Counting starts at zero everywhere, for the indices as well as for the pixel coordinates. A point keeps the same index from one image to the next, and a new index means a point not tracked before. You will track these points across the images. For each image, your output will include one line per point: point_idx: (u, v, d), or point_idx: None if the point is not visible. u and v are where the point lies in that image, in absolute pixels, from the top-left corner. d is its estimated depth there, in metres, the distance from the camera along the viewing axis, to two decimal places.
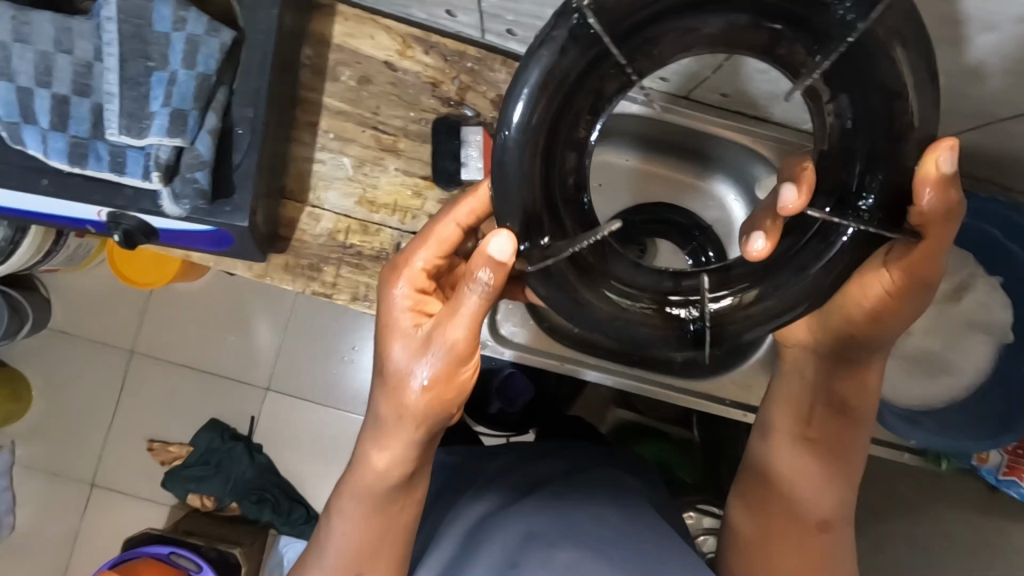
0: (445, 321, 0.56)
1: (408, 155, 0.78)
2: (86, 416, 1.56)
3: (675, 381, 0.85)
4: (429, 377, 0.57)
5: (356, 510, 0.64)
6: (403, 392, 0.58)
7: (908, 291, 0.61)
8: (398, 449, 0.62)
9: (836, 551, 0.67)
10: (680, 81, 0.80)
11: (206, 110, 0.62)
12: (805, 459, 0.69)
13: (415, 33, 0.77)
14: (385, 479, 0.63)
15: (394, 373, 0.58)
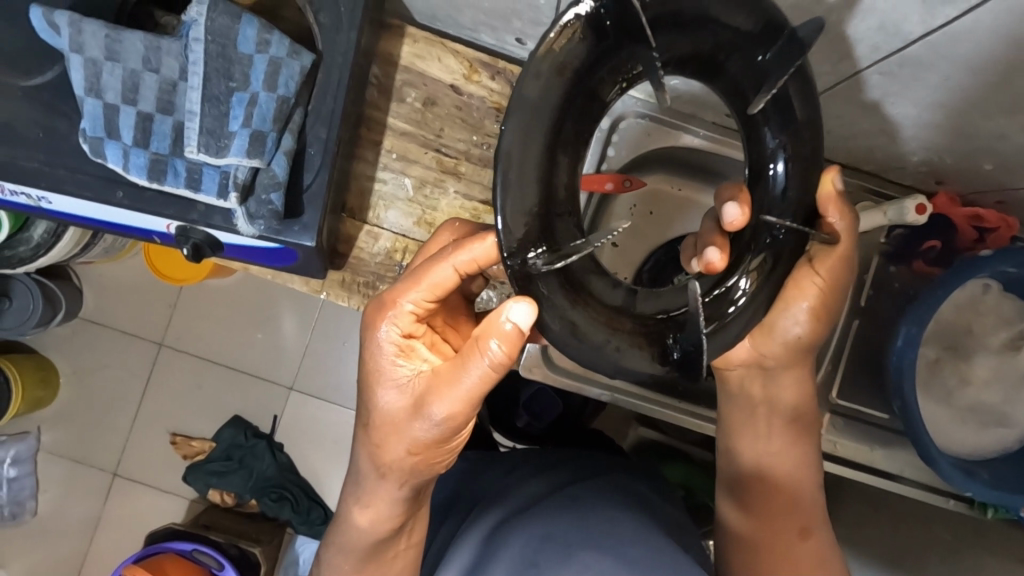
0: (434, 397, 0.55)
1: (468, 178, 0.79)
2: (114, 406, 1.58)
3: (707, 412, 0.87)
4: (416, 442, 0.57)
5: (347, 563, 0.66)
6: (387, 455, 0.59)
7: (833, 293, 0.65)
8: (381, 503, 0.63)
9: (826, 557, 0.65)
10: None
11: (283, 132, 0.63)
12: (768, 467, 0.70)
13: (482, 58, 0.78)
14: (369, 534, 0.65)
15: (381, 431, 0.58)
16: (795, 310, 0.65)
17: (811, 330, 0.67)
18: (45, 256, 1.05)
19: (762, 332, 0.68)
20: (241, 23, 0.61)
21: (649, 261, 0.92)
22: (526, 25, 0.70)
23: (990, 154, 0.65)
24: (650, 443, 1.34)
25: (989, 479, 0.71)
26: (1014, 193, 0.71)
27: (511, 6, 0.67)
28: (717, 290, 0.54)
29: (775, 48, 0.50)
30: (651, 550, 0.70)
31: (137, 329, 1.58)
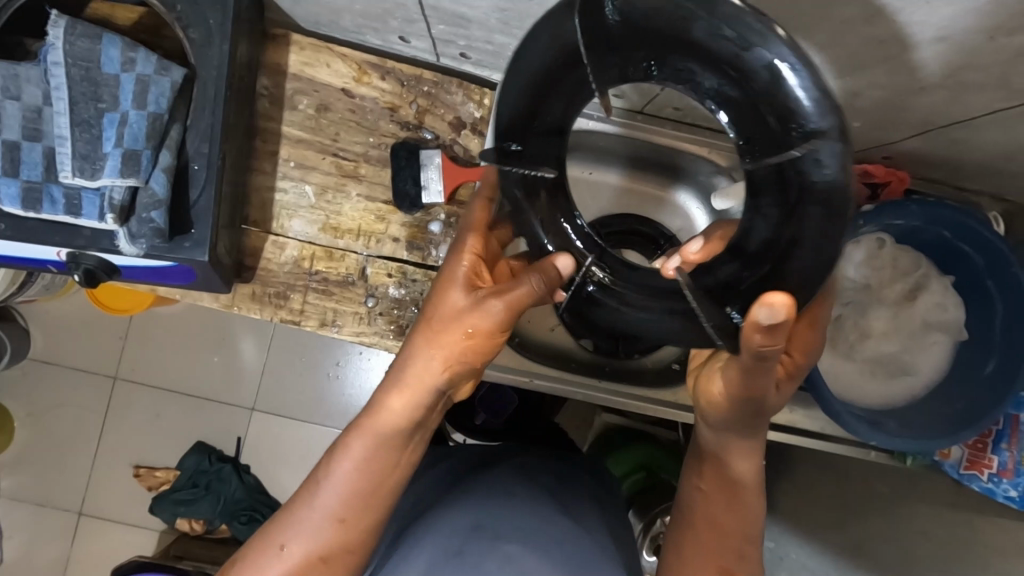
0: (500, 287, 0.55)
1: (370, 181, 0.79)
2: (70, 446, 1.55)
3: (642, 390, 0.88)
4: (474, 329, 0.55)
5: (366, 461, 0.56)
6: (445, 342, 0.56)
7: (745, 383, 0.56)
8: (416, 390, 0.56)
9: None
10: (634, 98, 0.76)
11: (160, 149, 0.63)
12: (700, 523, 0.60)
13: (371, 59, 0.78)
14: (395, 427, 0.56)
15: (443, 326, 0.56)
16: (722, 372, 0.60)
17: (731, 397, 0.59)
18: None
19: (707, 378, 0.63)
20: (103, 44, 0.61)
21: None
22: (402, 24, 0.70)
23: (861, 114, 0.66)
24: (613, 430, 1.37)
25: (896, 427, 0.72)
26: (895, 148, 0.73)
27: (381, 6, 0.67)
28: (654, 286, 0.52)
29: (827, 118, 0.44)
30: (580, 540, 0.71)
31: (87, 364, 1.56)
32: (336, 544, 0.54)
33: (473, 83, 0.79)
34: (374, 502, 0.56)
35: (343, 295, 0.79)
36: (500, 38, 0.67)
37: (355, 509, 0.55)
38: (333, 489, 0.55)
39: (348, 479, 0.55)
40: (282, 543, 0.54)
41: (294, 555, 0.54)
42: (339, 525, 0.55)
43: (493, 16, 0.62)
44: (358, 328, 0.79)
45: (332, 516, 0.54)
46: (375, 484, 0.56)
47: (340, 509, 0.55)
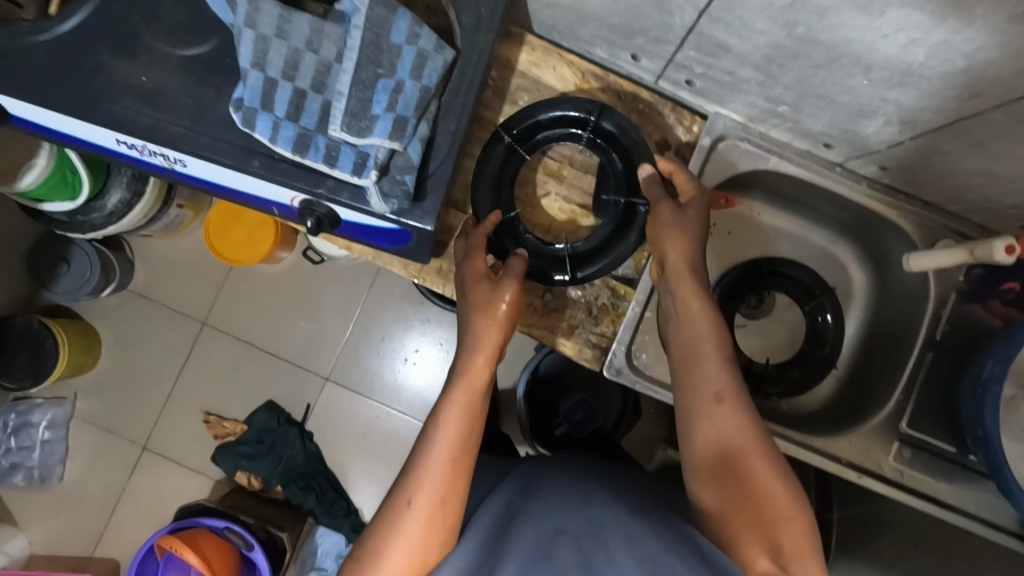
0: (509, 271, 0.72)
1: (570, 182, 0.83)
2: (150, 382, 1.54)
3: (795, 434, 0.84)
4: (507, 297, 0.70)
5: (459, 410, 0.62)
6: (493, 309, 0.69)
7: (696, 245, 0.71)
8: (489, 356, 0.68)
9: (791, 550, 0.51)
10: (846, 149, 0.78)
11: (420, 119, 0.67)
12: (738, 487, 0.55)
13: (595, 70, 0.82)
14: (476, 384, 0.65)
15: (484, 300, 0.70)
16: (676, 244, 0.70)
17: (686, 253, 0.70)
18: (116, 224, 1.13)
19: (681, 259, 0.70)
20: (395, 16, 0.65)
21: (718, 286, 0.94)
22: (647, 43, 0.74)
23: None
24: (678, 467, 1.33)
25: None
26: None
27: (640, 23, 0.70)
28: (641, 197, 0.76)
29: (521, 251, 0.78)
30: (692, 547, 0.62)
31: (181, 305, 1.56)
32: (455, 488, 0.58)
33: (685, 110, 0.83)
34: (473, 448, 0.61)
35: (523, 285, 0.82)
36: (746, 72, 0.70)
37: (466, 453, 0.60)
38: (440, 439, 0.60)
39: (451, 425, 0.61)
40: (409, 500, 0.56)
41: (422, 509, 0.56)
42: (456, 469, 0.59)
43: (760, 52, 0.65)
44: (530, 319, 0.82)
45: (450, 456, 0.59)
46: (473, 432, 0.62)
47: (451, 451, 0.59)
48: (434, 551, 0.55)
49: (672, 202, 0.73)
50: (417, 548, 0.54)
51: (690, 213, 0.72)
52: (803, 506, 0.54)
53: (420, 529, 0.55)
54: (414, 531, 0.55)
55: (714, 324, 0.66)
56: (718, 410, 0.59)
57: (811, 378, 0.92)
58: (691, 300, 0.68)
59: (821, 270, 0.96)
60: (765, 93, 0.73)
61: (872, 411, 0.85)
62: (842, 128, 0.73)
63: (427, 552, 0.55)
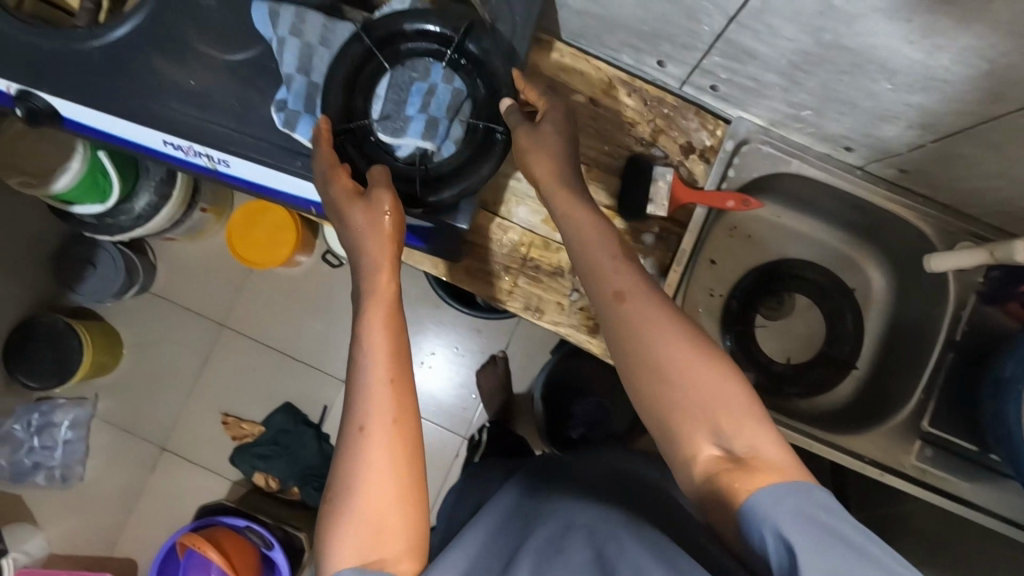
0: (377, 182, 0.63)
1: (596, 184, 0.85)
2: (171, 383, 1.56)
3: (816, 433, 0.86)
4: (388, 207, 0.61)
5: (381, 333, 0.57)
6: (376, 222, 0.61)
7: (564, 158, 0.66)
8: (393, 270, 0.61)
9: (729, 424, 0.48)
10: (866, 152, 0.81)
11: (455, 120, 0.70)
12: (659, 383, 0.50)
13: (620, 76, 0.84)
14: (388, 308, 0.59)
15: (368, 214, 0.61)
16: (538, 156, 0.66)
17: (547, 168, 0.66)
18: (143, 228, 1.16)
19: (550, 166, 0.65)
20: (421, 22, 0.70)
21: (738, 287, 0.96)
22: (674, 50, 0.76)
23: None
24: None
25: None
26: None
27: (668, 30, 0.72)
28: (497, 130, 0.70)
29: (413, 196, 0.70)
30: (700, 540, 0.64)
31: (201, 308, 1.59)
32: (405, 403, 0.54)
33: (708, 114, 0.85)
34: (407, 363, 0.57)
35: (551, 285, 0.85)
36: (772, 78, 0.72)
37: (390, 374, 0.55)
38: (365, 367, 0.55)
39: (373, 364, 0.55)
40: (362, 426, 0.52)
41: (377, 433, 0.52)
42: (396, 394, 0.54)
43: (786, 57, 0.67)
44: (558, 318, 0.85)
45: (385, 398, 0.53)
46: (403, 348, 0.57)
47: (384, 375, 0.54)
48: (412, 472, 0.53)
49: (529, 123, 0.67)
50: (392, 480, 0.52)
51: (543, 129, 0.67)
52: (738, 381, 0.49)
53: (381, 486, 0.51)
54: (381, 460, 0.52)
55: (586, 219, 0.61)
56: (622, 309, 0.53)
57: (829, 380, 0.95)
58: (572, 208, 0.62)
59: (839, 272, 0.98)
60: (789, 98, 0.75)
61: (893, 409, 0.87)
62: (864, 133, 0.76)
63: (397, 510, 0.51)
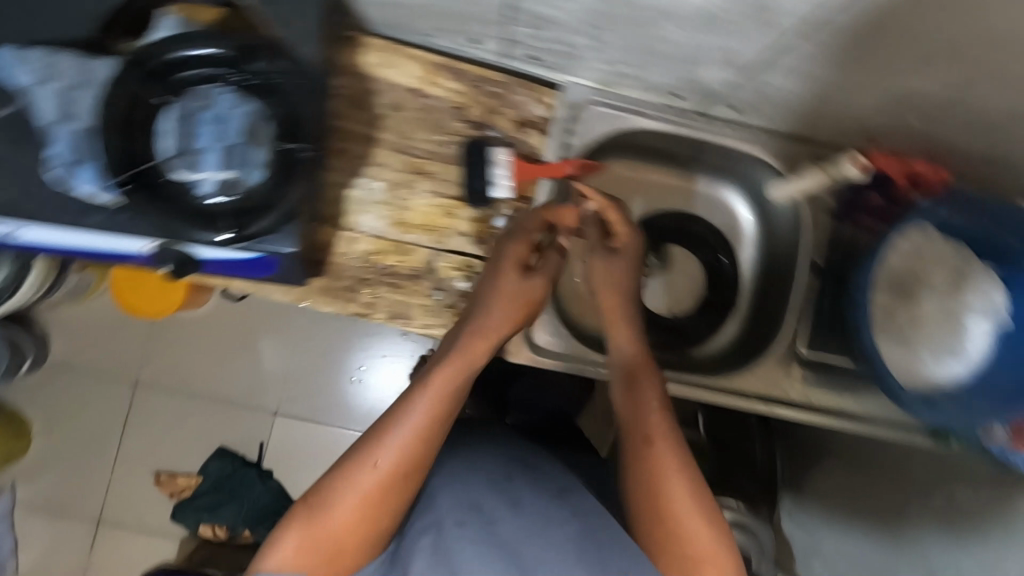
0: (544, 272, 0.72)
1: (438, 177, 0.82)
2: (91, 454, 1.44)
3: (700, 380, 0.86)
4: (535, 265, 0.73)
5: (426, 398, 0.58)
6: (496, 307, 0.68)
7: (627, 296, 0.74)
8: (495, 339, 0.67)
9: (702, 558, 0.56)
10: (695, 97, 0.79)
11: (253, 146, 0.65)
12: (655, 510, 0.58)
13: (440, 61, 0.81)
14: (453, 398, 0.59)
15: (521, 289, 0.70)
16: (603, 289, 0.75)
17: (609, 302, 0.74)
18: None
19: (619, 295, 0.74)
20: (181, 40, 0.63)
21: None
22: (481, 26, 0.73)
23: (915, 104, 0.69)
24: None
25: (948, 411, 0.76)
26: (940, 141, 0.77)
27: (465, 8, 0.69)
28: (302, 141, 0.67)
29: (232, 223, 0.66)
30: None
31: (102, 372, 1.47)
32: (421, 456, 0.56)
33: (539, 84, 0.83)
34: (448, 424, 0.58)
35: (413, 288, 0.82)
36: (579, 39, 0.70)
37: (428, 439, 0.56)
38: (405, 419, 0.56)
39: (423, 408, 0.57)
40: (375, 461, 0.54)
41: (372, 475, 0.54)
42: (415, 446, 0.55)
43: (578, 16, 0.65)
44: (428, 319, 0.82)
45: (392, 455, 0.55)
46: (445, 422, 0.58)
47: (410, 436, 0.55)
48: (384, 511, 0.55)
49: (604, 253, 0.77)
50: (360, 514, 0.53)
51: (622, 260, 0.76)
52: (710, 515, 0.57)
53: (350, 519, 0.53)
54: (358, 498, 0.53)
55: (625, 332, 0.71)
56: (649, 442, 0.61)
57: (711, 322, 0.96)
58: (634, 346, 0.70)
59: (710, 215, 0.98)
60: (602, 56, 0.73)
61: (770, 339, 0.89)
62: (684, 79, 0.75)
63: (359, 528, 0.54)
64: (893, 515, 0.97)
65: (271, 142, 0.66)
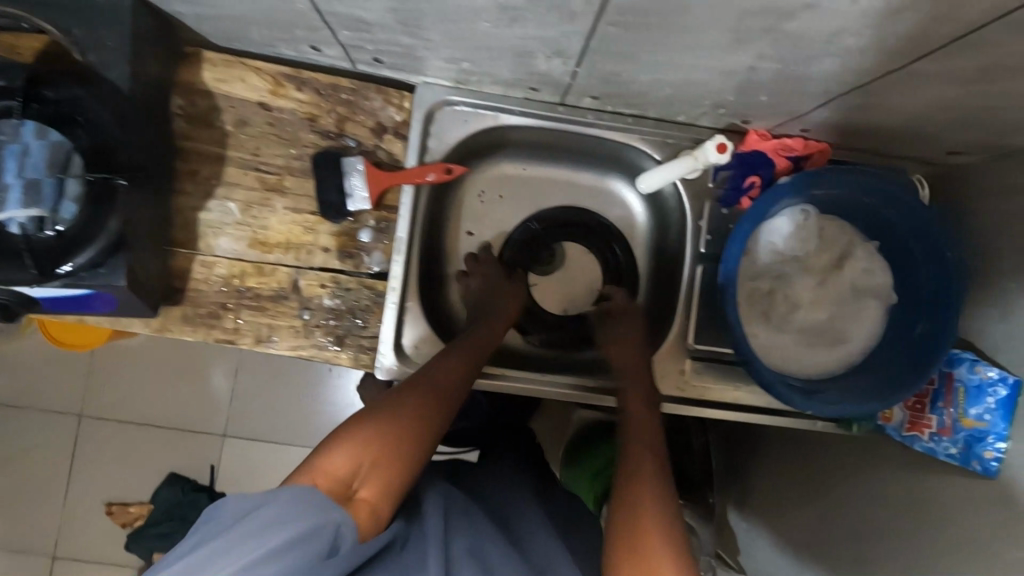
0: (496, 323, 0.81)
1: (294, 193, 0.78)
2: (24, 499, 1.36)
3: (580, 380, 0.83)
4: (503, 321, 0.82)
5: (413, 399, 0.63)
6: (479, 346, 0.75)
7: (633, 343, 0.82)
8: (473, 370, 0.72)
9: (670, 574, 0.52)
10: (551, 90, 0.75)
11: (65, 178, 0.62)
12: (628, 513, 0.58)
13: (285, 71, 0.77)
14: (446, 401, 0.66)
15: (490, 336, 0.78)
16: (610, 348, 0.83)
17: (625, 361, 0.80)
18: None
19: (621, 344, 0.82)
20: None
21: (508, 242, 0.93)
22: (308, 32, 0.69)
23: (766, 88, 0.64)
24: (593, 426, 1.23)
25: (831, 396, 0.74)
26: (811, 121, 0.72)
27: (281, 16, 0.65)
28: (117, 171, 0.65)
29: (47, 262, 0.62)
30: None
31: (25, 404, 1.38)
32: (413, 436, 0.60)
33: (392, 88, 0.79)
34: (438, 425, 0.63)
35: (277, 309, 0.78)
36: (406, 39, 0.66)
37: (420, 431, 0.61)
38: (395, 403, 0.62)
39: (412, 403, 0.63)
40: (363, 422, 0.58)
41: (373, 432, 0.58)
42: (405, 430, 0.60)
43: (388, 16, 0.60)
44: (295, 341, 0.78)
45: (426, 402, 0.64)
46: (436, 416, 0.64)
47: (409, 416, 0.61)
48: (382, 476, 0.56)
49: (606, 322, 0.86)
50: (362, 460, 0.55)
51: (632, 322, 0.85)
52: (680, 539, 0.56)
53: (344, 463, 0.54)
54: (353, 449, 0.56)
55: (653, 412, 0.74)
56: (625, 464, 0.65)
57: None
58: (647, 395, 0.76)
59: (601, 208, 0.94)
60: (440, 55, 0.69)
61: (660, 332, 0.86)
62: (529, 73, 0.71)
63: (361, 478, 0.55)
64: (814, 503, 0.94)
65: (84, 174, 0.63)
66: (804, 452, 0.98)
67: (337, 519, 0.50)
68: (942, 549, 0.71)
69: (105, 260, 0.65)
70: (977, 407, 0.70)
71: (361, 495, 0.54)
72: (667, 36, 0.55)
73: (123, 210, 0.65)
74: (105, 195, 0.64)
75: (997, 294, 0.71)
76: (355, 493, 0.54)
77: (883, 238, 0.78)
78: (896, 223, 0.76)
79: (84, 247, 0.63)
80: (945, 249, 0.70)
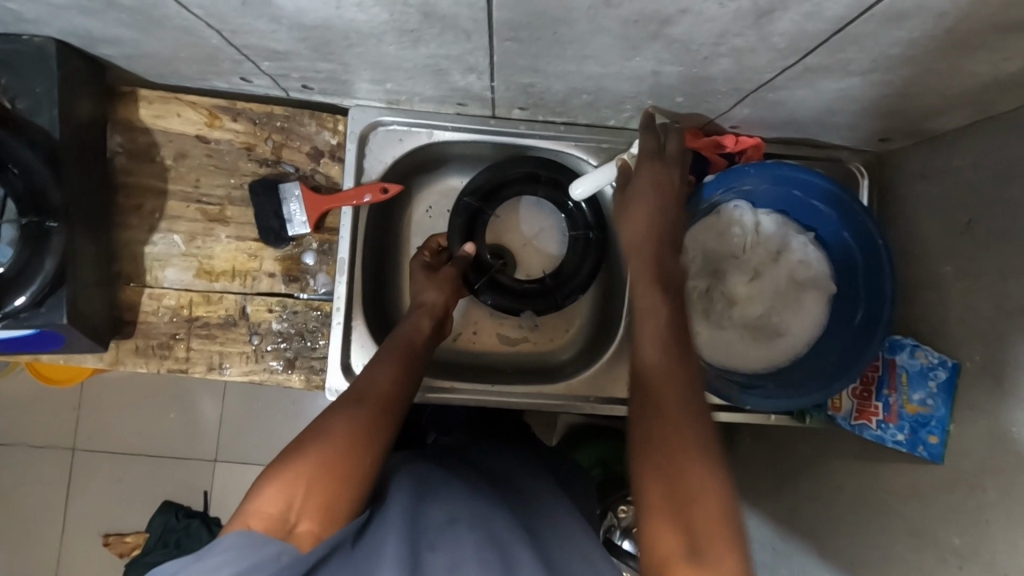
0: (431, 310, 0.79)
1: (237, 222, 0.80)
2: (22, 534, 1.37)
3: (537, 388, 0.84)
4: (438, 308, 0.79)
5: (344, 413, 0.59)
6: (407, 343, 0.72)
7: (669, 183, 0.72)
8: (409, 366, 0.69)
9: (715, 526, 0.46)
10: (479, 104, 0.76)
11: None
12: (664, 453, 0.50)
13: (219, 103, 0.79)
14: (379, 406, 0.62)
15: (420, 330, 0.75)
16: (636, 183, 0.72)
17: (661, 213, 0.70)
18: None
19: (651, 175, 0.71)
20: None
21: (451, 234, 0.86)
22: (234, 65, 0.70)
23: (678, 90, 0.65)
24: (580, 428, 1.18)
25: (773, 389, 0.74)
26: (734, 118, 0.73)
27: (203, 53, 0.67)
28: (51, 213, 0.66)
29: None
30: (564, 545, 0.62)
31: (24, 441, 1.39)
32: (351, 452, 0.56)
33: (325, 113, 0.81)
34: (379, 433, 0.59)
35: (227, 336, 0.80)
36: (326, 66, 0.68)
37: (355, 442, 0.57)
38: (325, 425, 0.58)
39: (343, 418, 0.59)
40: (293, 457, 0.54)
41: (304, 461, 0.54)
42: (338, 445, 0.56)
43: (300, 45, 0.62)
44: (246, 367, 0.80)
45: (366, 415, 0.60)
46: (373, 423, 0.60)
47: (339, 431, 0.57)
48: (325, 505, 0.52)
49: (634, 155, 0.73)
50: (294, 492, 0.52)
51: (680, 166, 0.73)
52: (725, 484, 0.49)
53: (277, 504, 0.51)
54: (285, 484, 0.52)
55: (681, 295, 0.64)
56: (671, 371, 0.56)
57: (565, 322, 0.94)
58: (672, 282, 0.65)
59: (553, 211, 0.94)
60: (363, 78, 0.71)
61: (611, 333, 0.87)
62: (451, 90, 0.72)
63: (302, 511, 0.51)
64: (783, 497, 0.93)
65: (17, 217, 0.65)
66: (774, 444, 0.97)
67: (273, 554, 0.48)
68: (898, 536, 0.70)
69: (43, 299, 0.67)
70: (920, 391, 0.69)
71: (302, 528, 0.51)
72: (561, 45, 0.55)
73: (59, 249, 0.67)
74: (37, 236, 0.65)
75: (931, 276, 0.72)
76: (294, 527, 0.51)
77: (818, 226, 0.79)
78: (826, 213, 0.76)
79: (21, 286, 0.64)
80: (873, 235, 0.71)
